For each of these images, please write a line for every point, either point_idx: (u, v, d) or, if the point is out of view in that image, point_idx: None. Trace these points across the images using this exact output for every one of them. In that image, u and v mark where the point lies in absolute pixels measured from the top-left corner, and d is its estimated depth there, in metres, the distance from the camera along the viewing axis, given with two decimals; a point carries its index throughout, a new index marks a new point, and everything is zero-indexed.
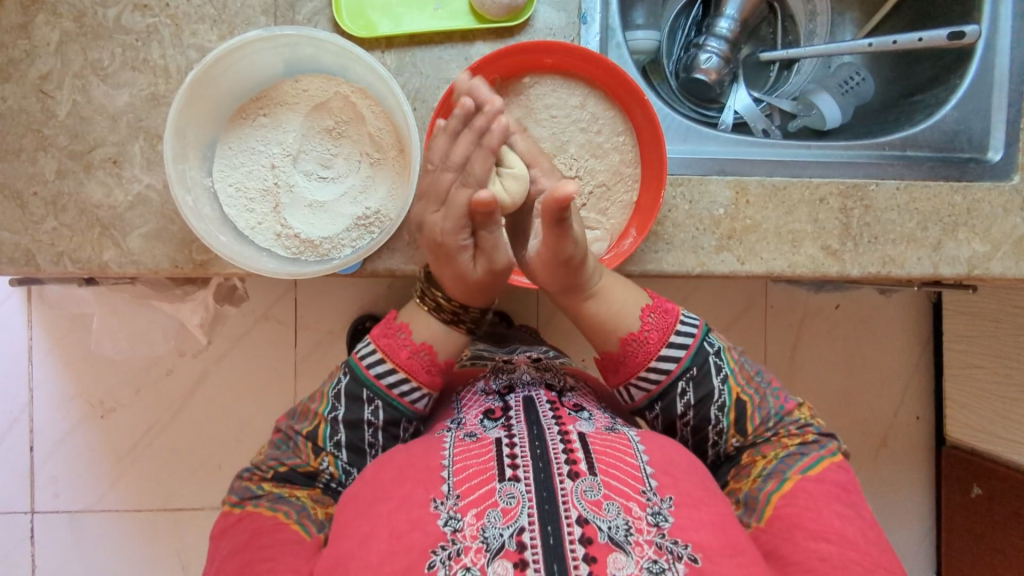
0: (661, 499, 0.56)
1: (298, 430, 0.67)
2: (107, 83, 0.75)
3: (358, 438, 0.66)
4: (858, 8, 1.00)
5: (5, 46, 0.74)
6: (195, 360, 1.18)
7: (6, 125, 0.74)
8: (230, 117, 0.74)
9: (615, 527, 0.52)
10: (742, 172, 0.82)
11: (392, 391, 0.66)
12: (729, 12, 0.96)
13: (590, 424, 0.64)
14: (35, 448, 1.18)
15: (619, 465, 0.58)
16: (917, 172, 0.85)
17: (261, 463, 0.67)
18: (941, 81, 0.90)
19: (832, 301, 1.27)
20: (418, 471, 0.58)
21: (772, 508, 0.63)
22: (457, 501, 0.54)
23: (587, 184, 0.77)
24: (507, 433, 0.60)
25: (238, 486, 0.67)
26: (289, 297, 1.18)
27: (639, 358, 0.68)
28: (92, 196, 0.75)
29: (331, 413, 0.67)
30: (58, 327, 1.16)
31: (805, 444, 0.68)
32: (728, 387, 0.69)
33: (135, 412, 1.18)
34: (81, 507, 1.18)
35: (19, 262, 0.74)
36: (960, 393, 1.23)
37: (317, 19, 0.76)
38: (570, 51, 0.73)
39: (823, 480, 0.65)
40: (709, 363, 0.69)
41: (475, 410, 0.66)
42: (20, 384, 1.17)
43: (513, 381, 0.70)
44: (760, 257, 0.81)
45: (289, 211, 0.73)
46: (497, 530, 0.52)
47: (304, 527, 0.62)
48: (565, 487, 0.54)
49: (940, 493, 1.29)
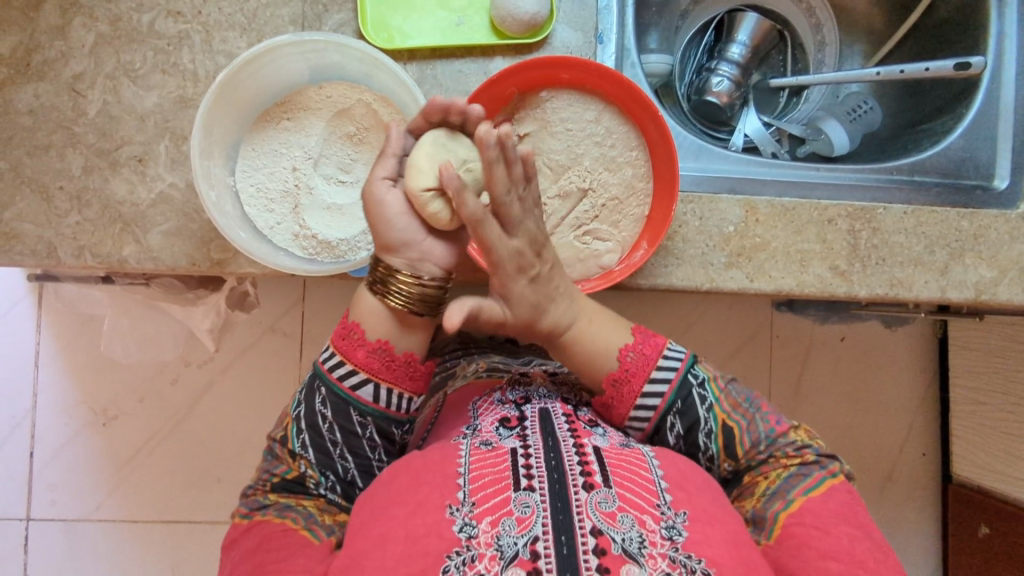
0: (675, 513, 0.56)
1: (275, 437, 0.69)
2: (137, 85, 0.77)
3: (319, 437, 0.65)
4: (865, 40, 1.03)
5: (40, 46, 0.76)
6: (200, 370, 1.19)
7: (37, 122, 0.76)
8: (255, 120, 0.75)
9: (629, 539, 0.53)
10: (751, 191, 0.84)
11: (341, 383, 0.64)
12: (740, 38, 1.01)
13: (605, 439, 0.64)
14: (35, 453, 1.18)
15: (634, 479, 0.58)
16: (925, 197, 0.86)
17: (257, 478, 0.68)
18: (947, 110, 0.92)
19: (838, 333, 1.27)
20: (432, 477, 0.57)
21: (778, 528, 0.64)
22: (472, 508, 0.54)
23: (600, 196, 0.78)
24: (523, 444, 0.61)
25: (246, 498, 0.67)
26: (297, 310, 1.19)
27: (625, 398, 0.69)
28: (116, 193, 0.77)
29: (296, 412, 0.67)
30: (68, 331, 1.17)
31: (805, 464, 0.69)
32: (714, 414, 0.70)
33: (138, 420, 1.19)
34: (77, 516, 1.18)
35: (40, 255, 0.76)
36: (966, 427, 1.23)
37: (342, 31, 0.79)
38: (587, 68, 0.75)
39: (828, 500, 0.66)
40: (693, 395, 0.70)
41: (491, 418, 0.67)
42: (26, 388, 1.17)
43: (529, 393, 0.71)
44: (769, 276, 0.82)
45: (308, 213, 0.74)
46: (511, 538, 0.52)
47: (312, 532, 0.62)
48: (580, 498, 0.54)
49: (946, 530, 1.28)
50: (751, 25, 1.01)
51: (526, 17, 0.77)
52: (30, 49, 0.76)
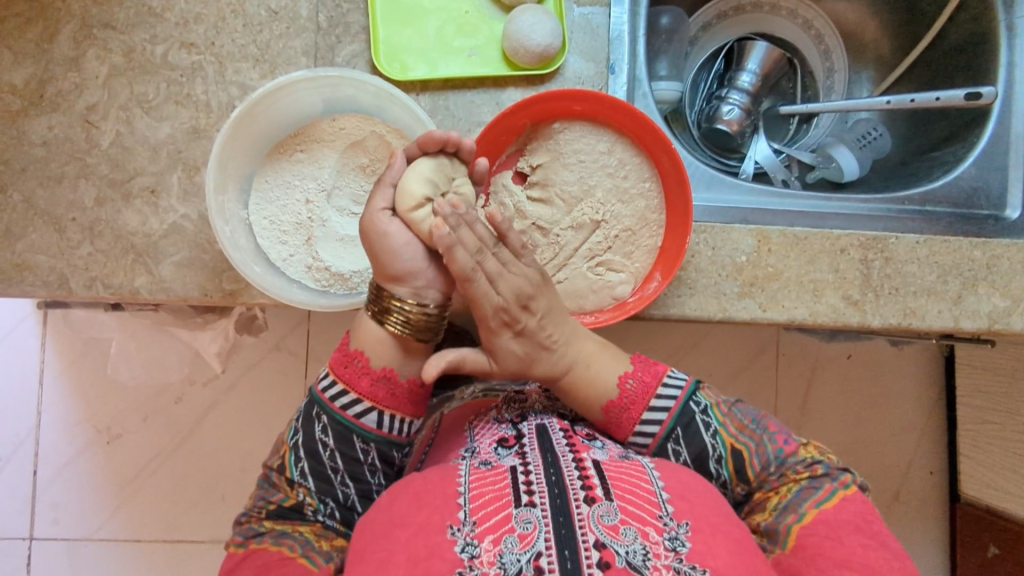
0: (678, 524, 0.56)
1: (270, 465, 0.67)
2: (150, 115, 0.77)
3: (319, 464, 0.65)
4: (874, 66, 1.03)
5: (55, 77, 0.76)
6: (205, 390, 1.18)
7: (51, 152, 0.76)
8: (268, 153, 0.75)
9: (632, 552, 0.52)
10: (763, 222, 0.84)
11: (335, 405, 0.65)
12: (750, 66, 1.01)
13: (603, 453, 0.64)
14: (38, 473, 1.17)
15: (635, 491, 0.58)
16: (935, 227, 0.86)
17: (250, 506, 0.65)
18: (957, 138, 0.92)
19: (845, 351, 1.27)
20: (433, 497, 0.57)
21: (793, 541, 0.63)
22: (473, 527, 0.54)
23: (612, 228, 0.77)
24: (522, 461, 0.60)
25: (240, 527, 0.64)
26: (302, 329, 1.19)
27: (625, 424, 0.69)
28: (128, 223, 0.77)
29: (293, 440, 0.66)
30: (73, 350, 1.17)
31: (816, 478, 0.66)
32: (721, 439, 0.69)
33: (140, 439, 1.18)
34: (79, 536, 1.17)
35: (52, 285, 0.76)
36: (975, 448, 1.22)
37: (354, 62, 0.79)
38: (599, 99, 0.75)
39: (841, 510, 0.64)
40: (697, 421, 0.69)
41: (489, 438, 0.65)
42: (29, 406, 1.17)
43: (526, 410, 0.70)
44: (782, 305, 0.82)
45: (321, 245, 0.74)
46: (514, 555, 0.51)
47: (310, 560, 0.60)
48: (582, 513, 0.54)
49: (955, 552, 1.27)
50: (761, 55, 1.01)
51: (540, 49, 0.77)
52: (44, 80, 0.76)
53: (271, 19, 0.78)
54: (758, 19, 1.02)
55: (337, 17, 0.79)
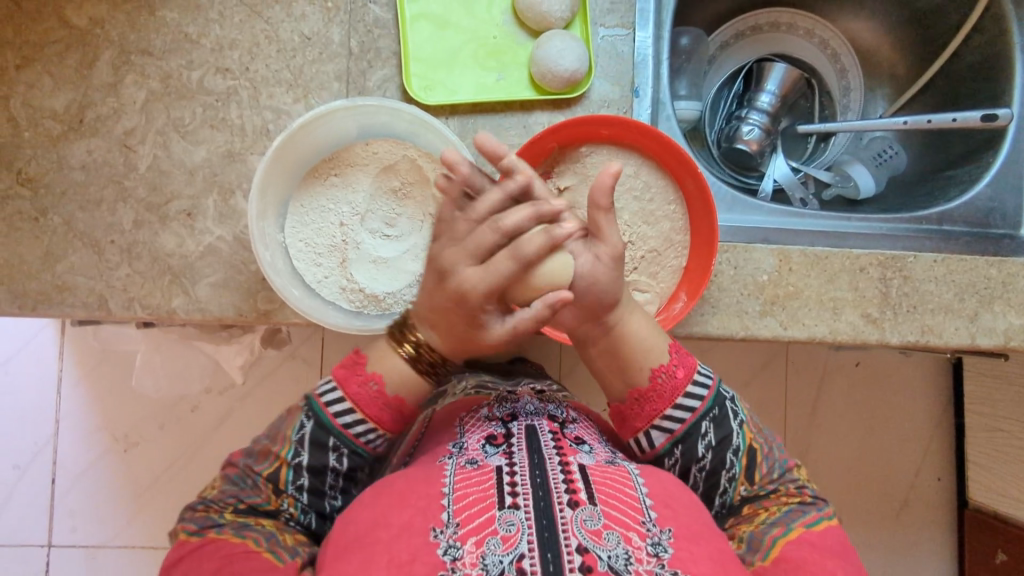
0: (660, 530, 0.56)
1: (258, 470, 0.65)
2: (186, 140, 0.79)
3: (320, 482, 0.66)
4: (890, 84, 1.05)
5: (94, 102, 0.78)
6: (221, 398, 1.20)
7: (89, 176, 0.78)
8: (303, 177, 0.77)
9: (615, 556, 0.53)
10: (784, 241, 0.86)
11: (336, 421, 0.66)
12: (772, 87, 1.03)
13: (590, 457, 0.63)
14: (58, 480, 1.19)
15: (618, 496, 0.58)
16: (954, 246, 0.88)
17: (216, 497, 0.63)
18: (973, 157, 0.94)
19: (853, 358, 1.27)
20: (417, 498, 0.58)
21: (777, 550, 0.61)
22: (456, 529, 0.54)
23: (638, 248, 0.80)
24: (508, 461, 0.60)
25: (193, 515, 0.63)
26: (320, 339, 1.20)
27: (666, 394, 0.67)
28: (165, 245, 0.78)
29: (292, 456, 0.65)
30: (90, 359, 1.18)
31: (804, 503, 0.66)
32: (744, 432, 0.68)
33: (159, 447, 1.20)
34: (98, 542, 1.19)
35: (92, 306, 0.77)
36: (985, 456, 1.23)
37: (386, 86, 0.81)
38: (626, 124, 0.77)
39: (828, 536, 0.63)
40: (728, 407, 0.68)
41: (477, 434, 0.66)
42: (49, 414, 1.19)
43: (517, 409, 0.69)
44: (803, 323, 0.83)
45: (355, 268, 0.76)
46: (496, 557, 0.52)
47: (275, 555, 0.59)
48: (565, 516, 0.54)
49: (964, 558, 1.28)
50: (779, 75, 1.03)
51: (567, 74, 0.79)
52: (83, 106, 0.78)
53: (304, 44, 0.80)
54: (776, 39, 1.04)
55: (368, 42, 0.81)
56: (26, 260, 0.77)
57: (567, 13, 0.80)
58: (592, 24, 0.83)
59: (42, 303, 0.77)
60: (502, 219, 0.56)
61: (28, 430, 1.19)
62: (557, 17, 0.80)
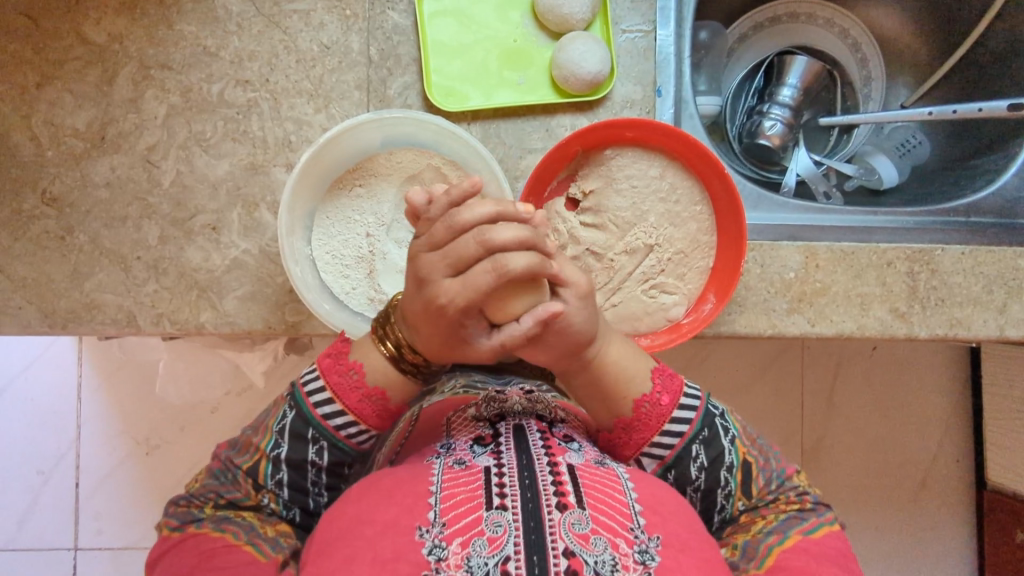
0: (649, 537, 0.55)
1: (237, 463, 0.65)
2: (208, 153, 0.79)
3: (301, 479, 0.64)
4: (911, 72, 1.03)
5: (115, 119, 0.78)
6: (241, 399, 1.18)
7: (114, 193, 0.78)
8: (328, 189, 0.77)
9: (601, 561, 0.51)
10: (811, 238, 0.85)
11: (317, 412, 0.64)
12: (791, 81, 1.03)
13: (578, 456, 0.61)
14: (83, 484, 1.20)
15: (608, 499, 0.56)
16: (982, 239, 0.87)
17: (197, 492, 0.64)
18: (999, 146, 0.93)
19: (869, 344, 1.25)
20: (404, 495, 0.56)
21: (772, 559, 0.62)
22: (442, 529, 0.52)
23: (665, 251, 0.79)
24: (497, 461, 0.58)
25: (176, 510, 0.64)
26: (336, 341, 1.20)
27: (653, 422, 0.66)
28: (191, 260, 0.78)
29: (273, 450, 0.64)
30: (110, 365, 1.18)
31: (803, 510, 0.66)
32: (736, 448, 0.67)
33: (179, 450, 1.19)
34: (123, 544, 1.19)
35: (120, 323, 0.77)
36: (1004, 437, 1.20)
37: (407, 93, 0.80)
38: (652, 127, 0.76)
39: (824, 543, 0.63)
40: (718, 424, 0.67)
41: (466, 435, 0.64)
42: (71, 420, 1.19)
43: (505, 411, 0.67)
44: (830, 319, 0.83)
45: (383, 278, 0.76)
46: (482, 558, 0.50)
47: (256, 547, 0.59)
48: (553, 519, 0.52)
49: (982, 540, 1.27)
50: (801, 69, 1.03)
51: (589, 76, 0.78)
52: (105, 123, 0.78)
53: (323, 54, 0.79)
54: (795, 30, 1.03)
55: (388, 49, 0.80)
56: (53, 279, 0.77)
57: (587, 14, 0.80)
58: (613, 25, 0.82)
59: (73, 322, 0.77)
60: (488, 234, 0.51)
61: (53, 437, 1.19)
62: (579, 18, 0.79)
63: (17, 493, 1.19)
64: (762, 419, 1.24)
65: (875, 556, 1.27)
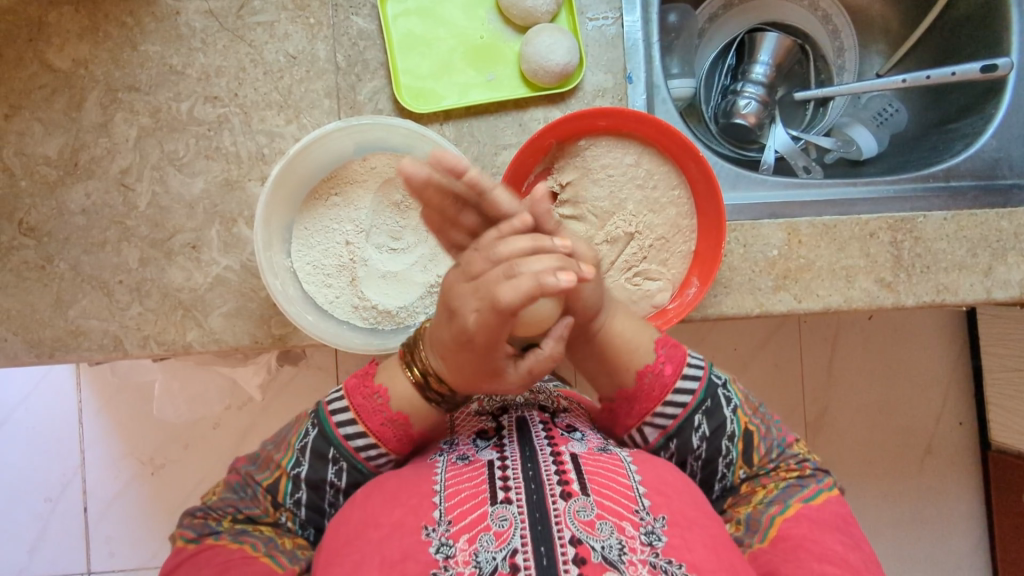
0: (655, 518, 0.54)
1: (258, 479, 0.63)
2: (183, 172, 0.78)
3: (318, 498, 0.63)
4: (883, 40, 1.03)
5: (86, 144, 0.78)
6: (242, 413, 1.19)
7: (90, 219, 0.77)
8: (304, 200, 0.77)
9: (608, 546, 0.50)
10: (791, 215, 0.86)
11: (348, 443, 0.63)
12: (763, 58, 1.02)
13: (582, 444, 0.61)
14: (90, 509, 1.20)
15: (611, 485, 0.55)
16: (962, 203, 0.87)
17: (216, 505, 0.62)
18: (974, 109, 0.92)
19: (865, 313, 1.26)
20: (408, 496, 0.55)
21: (775, 531, 0.61)
22: (449, 527, 0.52)
23: (646, 238, 0.79)
24: (500, 455, 0.58)
25: (191, 521, 0.61)
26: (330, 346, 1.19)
27: (655, 393, 0.66)
28: (174, 280, 0.78)
29: (293, 468, 0.63)
30: (108, 388, 1.18)
31: (802, 477, 0.66)
32: (738, 417, 0.67)
33: (182, 467, 1.19)
34: (136, 565, 1.19)
35: (108, 348, 0.77)
36: (1004, 397, 1.20)
37: (377, 98, 0.80)
38: (624, 114, 0.76)
39: (825, 509, 0.63)
40: (720, 395, 0.67)
41: (468, 431, 0.63)
42: (73, 446, 1.19)
43: (507, 404, 0.66)
44: (816, 295, 0.83)
45: (365, 285, 0.76)
46: (489, 553, 0.50)
47: (275, 560, 0.58)
48: (558, 508, 0.52)
49: (990, 501, 1.27)
50: (772, 45, 1.02)
51: (558, 68, 0.78)
52: (77, 149, 0.77)
53: (290, 65, 0.79)
54: (763, 6, 1.03)
55: (354, 55, 0.80)
56: (37, 308, 0.77)
57: (552, 6, 0.80)
58: (579, 14, 0.82)
59: (60, 349, 0.77)
60: (498, 248, 0.53)
61: (56, 463, 1.19)
62: (543, 11, 0.79)
63: (24, 524, 1.19)
64: (761, 395, 1.24)
65: (884, 524, 1.27)
